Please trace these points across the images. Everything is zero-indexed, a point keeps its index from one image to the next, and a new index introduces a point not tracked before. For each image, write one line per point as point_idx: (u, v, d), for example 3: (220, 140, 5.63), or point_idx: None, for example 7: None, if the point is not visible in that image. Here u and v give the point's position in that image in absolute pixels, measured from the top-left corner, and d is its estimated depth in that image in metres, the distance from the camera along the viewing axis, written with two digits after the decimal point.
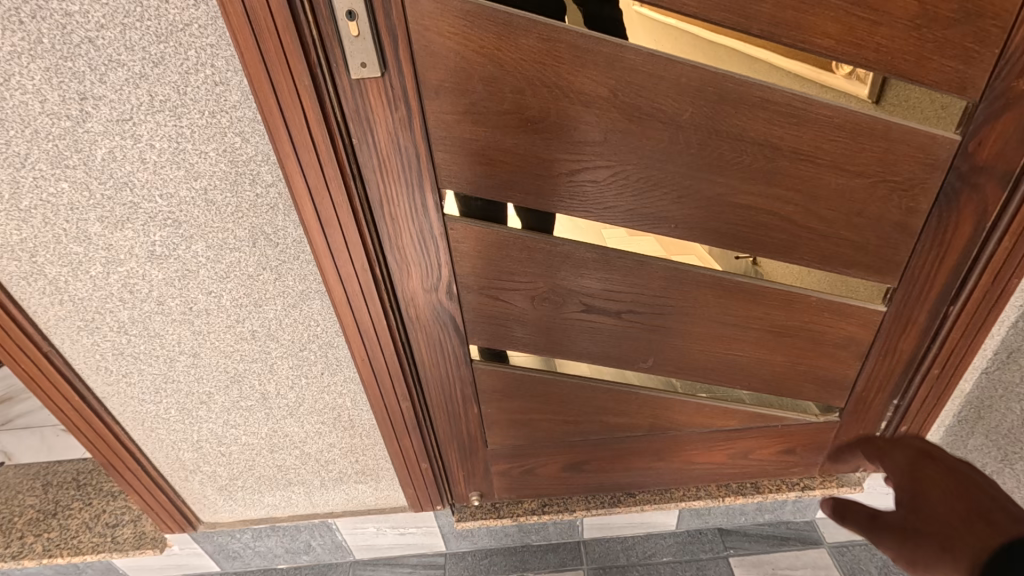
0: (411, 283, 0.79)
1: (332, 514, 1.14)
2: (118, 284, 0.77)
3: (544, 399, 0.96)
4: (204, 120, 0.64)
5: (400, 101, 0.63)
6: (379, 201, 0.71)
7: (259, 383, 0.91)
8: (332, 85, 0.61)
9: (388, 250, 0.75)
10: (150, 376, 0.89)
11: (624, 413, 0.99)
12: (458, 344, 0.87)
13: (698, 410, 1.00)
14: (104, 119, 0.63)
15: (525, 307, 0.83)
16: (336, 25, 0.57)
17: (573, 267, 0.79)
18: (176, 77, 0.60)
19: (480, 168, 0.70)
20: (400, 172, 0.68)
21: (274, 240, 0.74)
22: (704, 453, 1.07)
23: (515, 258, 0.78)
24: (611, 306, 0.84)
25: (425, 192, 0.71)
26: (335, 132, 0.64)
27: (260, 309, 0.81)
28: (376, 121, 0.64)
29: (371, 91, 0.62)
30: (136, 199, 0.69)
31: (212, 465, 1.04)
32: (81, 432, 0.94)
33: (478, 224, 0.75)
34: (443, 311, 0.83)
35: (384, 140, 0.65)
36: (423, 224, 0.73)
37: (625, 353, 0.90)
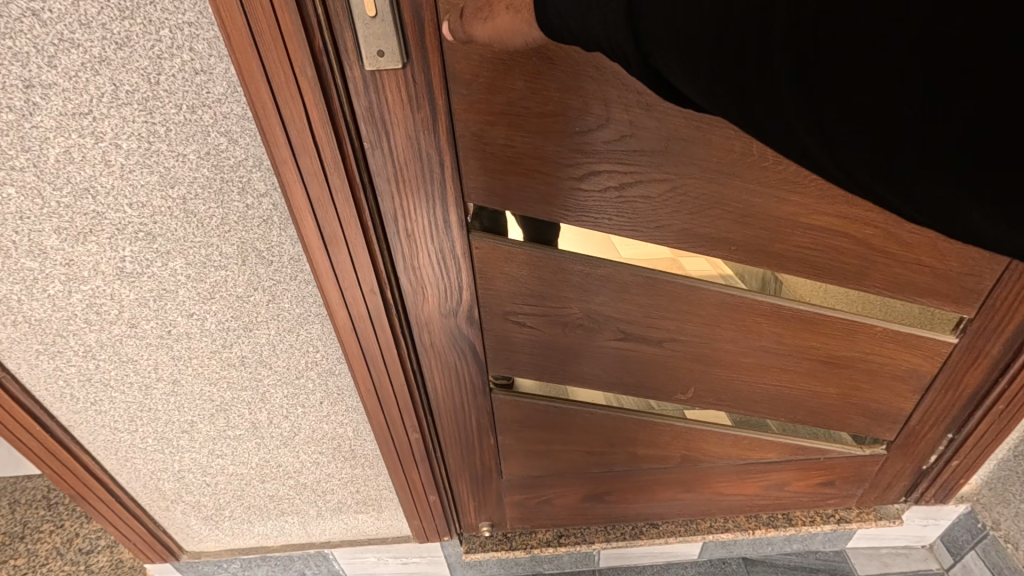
0: (427, 307, 0.69)
1: (330, 542, 1.05)
2: (82, 305, 0.66)
3: (567, 430, 0.87)
4: (182, 116, 0.52)
5: (424, 99, 0.52)
6: (393, 215, 0.60)
7: (249, 412, 0.80)
8: (341, 76, 0.49)
9: (401, 269, 0.65)
10: (122, 404, 0.78)
11: (655, 444, 0.90)
12: (476, 372, 0.77)
13: (736, 441, 0.91)
14: (56, 112, 0.51)
15: (555, 334, 0.73)
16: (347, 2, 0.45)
17: (613, 291, 0.69)
18: (146, 62, 0.48)
19: (514, 179, 0.59)
20: (419, 183, 0.57)
21: (268, 257, 0.63)
22: (736, 485, 0.99)
23: (548, 280, 0.68)
24: (652, 334, 0.74)
25: (448, 207, 0.60)
26: (344, 135, 0.53)
27: (250, 333, 0.70)
28: (393, 121, 0.53)
29: (388, 87, 0.51)
30: (100, 208, 0.58)
31: (196, 495, 0.93)
32: (46, 464, 0.83)
33: (506, 244, 0.65)
34: (461, 337, 0.73)
35: (403, 144, 0.54)
36: (444, 243, 0.63)
37: (662, 383, 0.80)
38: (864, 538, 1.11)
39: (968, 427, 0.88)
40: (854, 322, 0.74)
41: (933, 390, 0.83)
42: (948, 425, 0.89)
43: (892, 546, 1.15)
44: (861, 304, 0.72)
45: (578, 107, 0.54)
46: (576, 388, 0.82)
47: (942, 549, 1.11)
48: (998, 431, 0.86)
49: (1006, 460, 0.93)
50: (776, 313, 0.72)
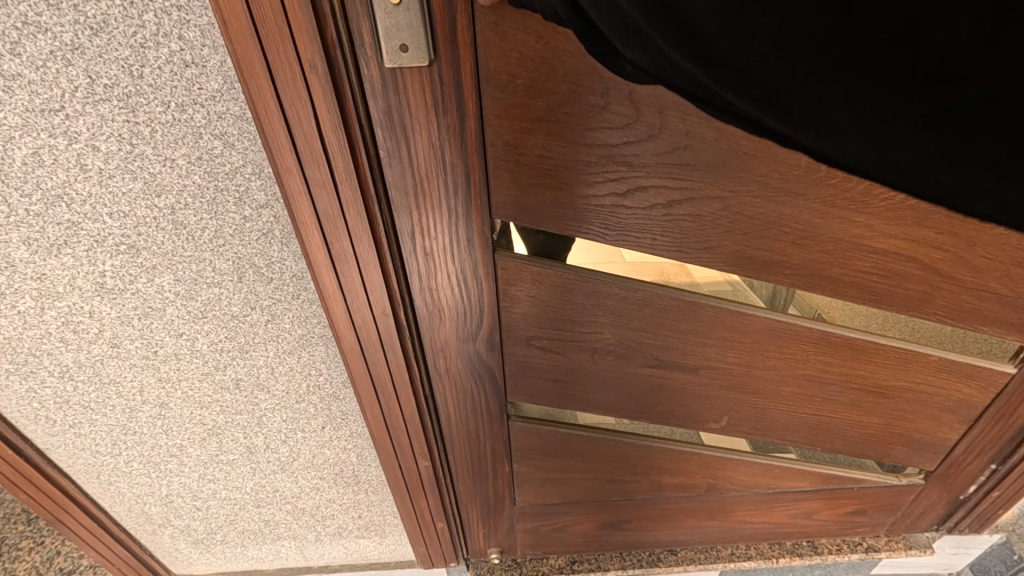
0: (443, 331, 0.62)
1: (329, 566, 0.99)
2: (57, 323, 0.59)
3: (589, 456, 0.81)
4: (169, 116, 0.45)
5: (451, 102, 0.45)
6: (410, 231, 0.53)
7: (244, 436, 0.73)
8: (357, 73, 0.42)
9: (417, 289, 0.58)
10: (104, 428, 0.71)
11: (682, 473, 0.84)
12: (494, 397, 0.71)
13: (766, 470, 0.86)
14: (21, 108, 0.43)
15: (583, 361, 0.67)
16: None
17: (651, 315, 0.63)
18: (127, 52, 0.41)
19: (549, 192, 0.52)
20: (441, 198, 0.51)
21: (267, 274, 0.56)
22: (763, 513, 0.93)
23: (581, 303, 0.61)
24: (689, 361, 0.68)
25: (472, 223, 0.53)
26: (359, 141, 0.45)
27: (246, 355, 0.63)
28: (415, 126, 0.46)
29: (411, 88, 0.44)
30: (75, 217, 0.50)
31: (186, 519, 0.87)
32: (20, 490, 0.75)
33: (540, 266, 0.58)
34: (479, 362, 0.66)
35: (423, 153, 0.47)
36: (465, 262, 0.56)
37: (695, 413, 0.74)
38: (890, 567, 1.05)
39: (1015, 460, 0.83)
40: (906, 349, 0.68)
41: (982, 420, 0.80)
42: (993, 456, 0.85)
43: None
44: (915, 332, 0.67)
45: (627, 115, 0.47)
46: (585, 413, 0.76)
47: None
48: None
49: None
50: (823, 338, 0.67)
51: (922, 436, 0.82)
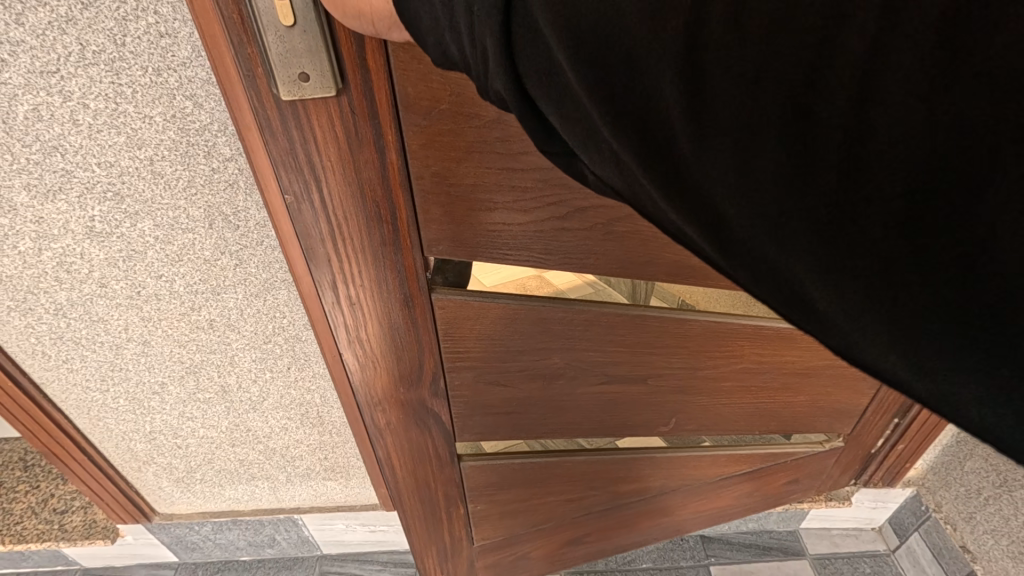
0: (386, 361, 0.70)
1: (299, 509, 1.08)
2: (52, 263, 0.68)
3: (547, 480, 0.91)
4: (148, 79, 0.53)
5: (366, 139, 0.51)
6: (340, 259, 0.60)
7: (218, 375, 0.83)
8: (268, 115, 0.49)
9: (354, 319, 0.66)
10: (94, 364, 0.80)
11: (633, 479, 0.95)
12: (436, 427, 0.79)
13: (712, 462, 0.96)
14: (24, 69, 0.52)
15: (539, 390, 0.78)
16: (261, 24, 0.43)
17: (600, 335, 0.73)
18: (112, 23, 0.50)
19: (485, 219, 0.60)
20: (364, 226, 0.58)
21: (234, 222, 0.65)
22: (696, 506, 1.04)
23: (530, 330, 0.71)
24: (636, 371, 0.78)
25: (402, 256, 0.61)
26: (289, 177, 0.53)
27: (219, 297, 0.72)
28: (337, 146, 0.51)
29: (319, 125, 0.50)
30: (68, 165, 0.59)
31: (168, 457, 0.96)
32: (9, 408, 0.83)
33: (478, 299, 0.67)
34: (419, 395, 0.75)
35: (341, 193, 0.54)
36: (393, 302, 0.64)
37: (639, 413, 0.84)
38: (817, 519, 1.17)
39: (913, 412, 0.97)
40: None
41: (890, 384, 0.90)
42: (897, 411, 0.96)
43: (844, 528, 1.20)
44: None
45: None
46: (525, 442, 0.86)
47: (889, 531, 1.17)
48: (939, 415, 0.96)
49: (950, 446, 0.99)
50: (758, 332, 0.78)
51: (842, 405, 0.92)
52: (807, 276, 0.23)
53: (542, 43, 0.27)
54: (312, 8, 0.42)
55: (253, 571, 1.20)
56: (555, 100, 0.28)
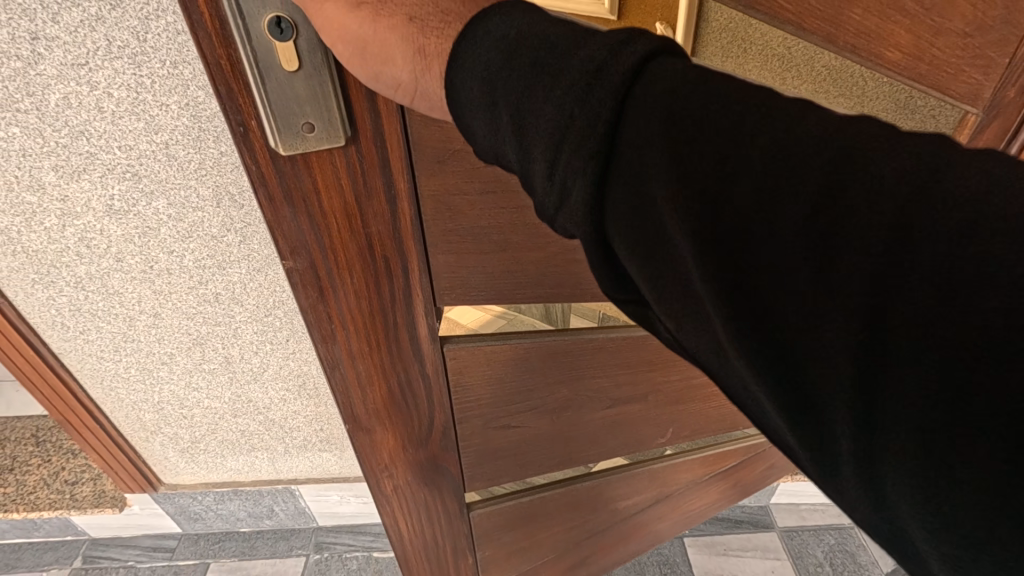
0: (394, 413, 0.69)
1: (296, 480, 1.15)
2: (74, 238, 0.75)
3: (552, 511, 0.95)
4: (165, 71, 0.61)
5: (377, 191, 0.48)
6: (348, 322, 0.57)
7: (223, 346, 0.90)
8: (264, 172, 0.44)
9: (361, 379, 0.63)
10: (108, 334, 0.87)
11: (631, 494, 1.01)
12: (442, 472, 0.78)
13: (701, 461, 1.02)
14: (57, 61, 0.60)
15: (548, 424, 0.80)
16: (258, 68, 0.37)
17: (603, 366, 0.76)
18: (135, 22, 0.57)
19: (495, 260, 0.59)
20: (375, 283, 0.55)
21: (240, 201, 0.73)
22: (675, 509, 1.10)
23: (542, 367, 0.72)
24: (638, 391, 0.81)
25: (412, 308, 0.58)
26: (291, 236, 0.49)
27: (224, 271, 0.80)
28: (349, 202, 0.48)
29: (324, 177, 0.46)
30: (93, 148, 0.67)
31: (174, 427, 1.03)
32: (19, 369, 0.90)
33: (490, 343, 0.67)
34: (428, 443, 0.74)
35: (349, 251, 0.51)
36: (402, 355, 0.62)
37: (637, 429, 0.88)
38: (785, 494, 1.27)
39: None
40: None
41: None
42: None
43: (811, 503, 1.29)
44: None
45: None
46: (519, 480, 0.88)
47: None
48: None
49: None
50: None
51: None
52: (876, 441, 0.22)
53: (636, 164, 0.27)
54: (319, 50, 0.38)
55: (252, 540, 1.27)
56: (629, 227, 0.28)
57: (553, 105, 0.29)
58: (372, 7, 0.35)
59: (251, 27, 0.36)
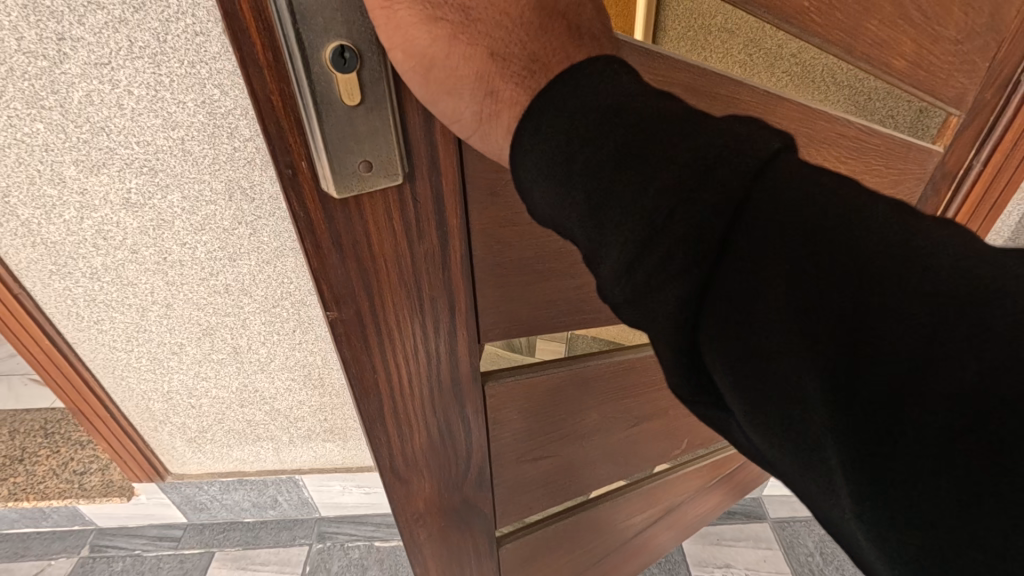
0: (431, 461, 0.63)
1: (300, 470, 1.18)
2: (92, 230, 0.78)
3: (578, 537, 0.93)
4: (183, 70, 0.64)
5: (429, 230, 0.45)
6: (391, 373, 0.52)
7: (231, 337, 0.93)
8: (315, 219, 0.39)
9: (400, 431, 0.58)
10: (121, 325, 0.90)
11: (648, 508, 1.01)
12: (474, 512, 0.74)
13: (711, 465, 1.05)
14: (82, 61, 0.63)
15: (579, 450, 0.79)
16: (316, 103, 0.33)
17: (628, 383, 0.77)
18: (156, 24, 0.61)
19: (537, 291, 0.58)
20: (421, 326, 0.51)
21: (250, 194, 0.76)
22: (682, 517, 1.12)
23: (576, 394, 0.72)
24: (656, 404, 0.83)
25: (456, 347, 0.55)
26: (341, 288, 0.44)
27: (234, 263, 0.83)
28: (399, 245, 0.44)
29: (377, 219, 0.41)
30: (112, 144, 0.70)
31: (182, 417, 1.06)
32: (35, 359, 0.92)
33: (540, 372, 0.66)
34: (463, 484, 0.69)
35: (397, 297, 0.47)
36: (443, 397, 0.58)
37: (655, 443, 0.89)
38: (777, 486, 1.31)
39: None
40: None
41: None
42: None
43: None
44: None
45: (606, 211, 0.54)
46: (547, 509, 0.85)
47: None
48: None
49: None
50: None
51: None
52: None
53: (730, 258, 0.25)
54: (380, 80, 0.34)
55: (256, 530, 1.30)
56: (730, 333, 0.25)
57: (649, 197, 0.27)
58: (450, 27, 0.31)
59: (310, 60, 0.31)
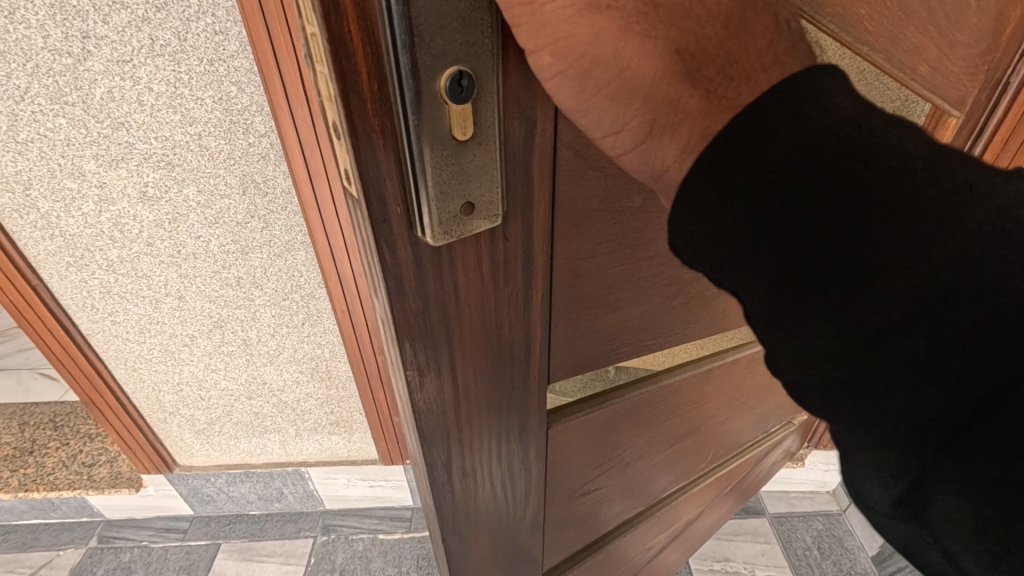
0: (490, 516, 0.56)
1: (306, 463, 1.20)
2: (109, 223, 0.81)
3: (609, 567, 0.86)
4: (202, 68, 0.67)
5: (517, 273, 0.39)
6: (462, 429, 0.45)
7: (241, 329, 0.95)
8: (401, 269, 0.32)
9: (465, 491, 0.50)
10: (134, 316, 0.92)
11: (671, 524, 0.96)
12: (525, 561, 0.67)
13: (733, 474, 1.02)
14: (105, 58, 0.65)
15: (622, 479, 0.73)
16: (419, 123, 0.26)
17: (676, 405, 0.72)
18: (177, 23, 0.63)
19: (609, 326, 0.51)
20: (495, 372, 0.44)
21: (264, 189, 0.78)
22: (700, 526, 1.09)
23: (629, 423, 0.66)
24: (694, 423, 0.79)
25: (527, 391, 0.48)
26: (423, 343, 0.36)
27: (246, 256, 0.85)
28: (482, 288, 0.37)
29: (466, 267, 0.35)
30: (131, 139, 0.72)
31: (191, 409, 1.08)
32: (50, 350, 0.94)
33: (602, 408, 0.61)
34: (518, 534, 0.62)
35: (475, 345, 0.40)
36: (508, 448, 0.51)
37: (686, 460, 0.84)
38: (776, 482, 1.33)
39: None
40: None
41: None
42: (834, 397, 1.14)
43: (800, 491, 1.37)
44: None
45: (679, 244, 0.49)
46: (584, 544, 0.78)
47: (842, 494, 1.34)
48: None
49: None
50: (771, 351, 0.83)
51: None
52: None
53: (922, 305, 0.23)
54: (489, 111, 0.29)
55: (261, 523, 1.32)
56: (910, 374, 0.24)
57: (868, 247, 0.24)
58: (620, 18, 0.25)
59: (424, 87, 0.25)
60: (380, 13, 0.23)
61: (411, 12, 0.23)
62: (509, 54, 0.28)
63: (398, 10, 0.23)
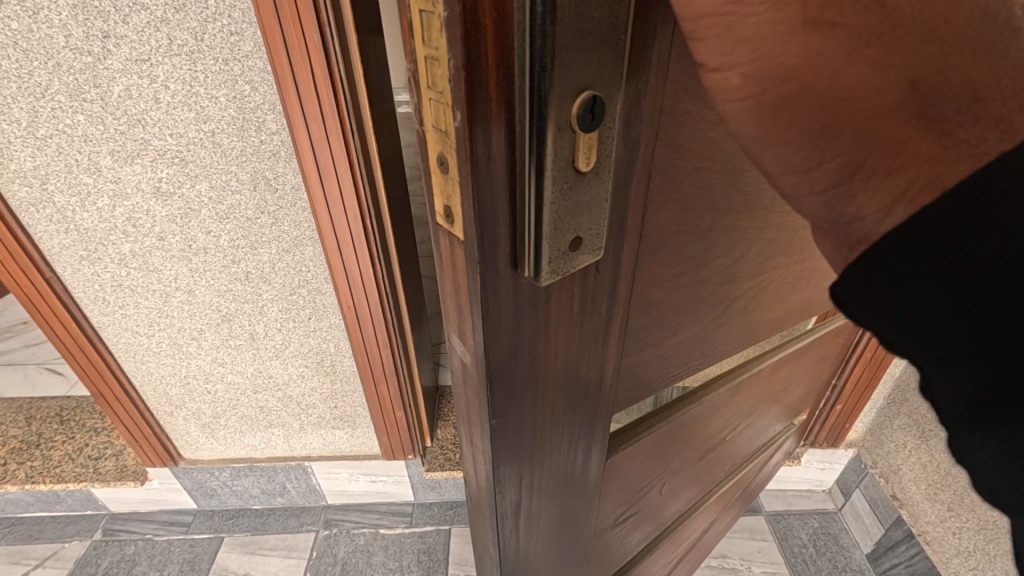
0: (547, 536, 0.57)
1: (309, 457, 1.22)
2: (122, 217, 0.83)
3: None
4: (217, 67, 0.69)
5: (601, 302, 0.40)
6: (533, 454, 0.46)
7: (249, 323, 0.97)
8: (503, 308, 0.33)
9: (530, 514, 0.51)
10: (145, 310, 0.94)
11: (692, 534, 0.98)
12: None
13: (748, 476, 1.04)
14: (124, 57, 0.68)
15: (657, 493, 0.74)
16: (546, 152, 0.27)
17: (712, 418, 0.74)
18: (195, 23, 0.66)
19: (665, 345, 0.53)
20: (567, 395, 0.45)
21: (274, 185, 0.81)
22: (716, 530, 1.10)
23: (671, 437, 0.67)
24: (719, 434, 0.80)
25: (593, 410, 0.50)
26: (513, 373, 0.37)
27: (255, 251, 0.88)
28: (566, 319, 0.38)
29: (560, 296, 0.36)
30: (146, 135, 0.74)
31: (198, 402, 1.10)
32: (61, 341, 0.96)
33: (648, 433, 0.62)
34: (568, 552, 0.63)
35: (553, 372, 0.41)
36: (569, 469, 0.52)
37: (707, 471, 0.86)
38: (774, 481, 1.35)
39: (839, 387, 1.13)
40: (826, 338, 0.92)
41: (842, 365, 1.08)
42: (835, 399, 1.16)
43: (797, 490, 1.39)
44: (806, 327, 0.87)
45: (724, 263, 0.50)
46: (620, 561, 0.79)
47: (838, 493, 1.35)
48: (860, 400, 1.14)
49: (882, 408, 1.19)
50: (790, 356, 0.85)
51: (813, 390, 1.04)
52: None
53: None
54: (606, 141, 0.30)
55: (264, 517, 1.33)
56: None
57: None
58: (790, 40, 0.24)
59: (557, 115, 0.26)
60: (522, 45, 0.24)
61: (555, 41, 0.24)
62: (623, 82, 0.30)
63: (542, 45, 0.24)
